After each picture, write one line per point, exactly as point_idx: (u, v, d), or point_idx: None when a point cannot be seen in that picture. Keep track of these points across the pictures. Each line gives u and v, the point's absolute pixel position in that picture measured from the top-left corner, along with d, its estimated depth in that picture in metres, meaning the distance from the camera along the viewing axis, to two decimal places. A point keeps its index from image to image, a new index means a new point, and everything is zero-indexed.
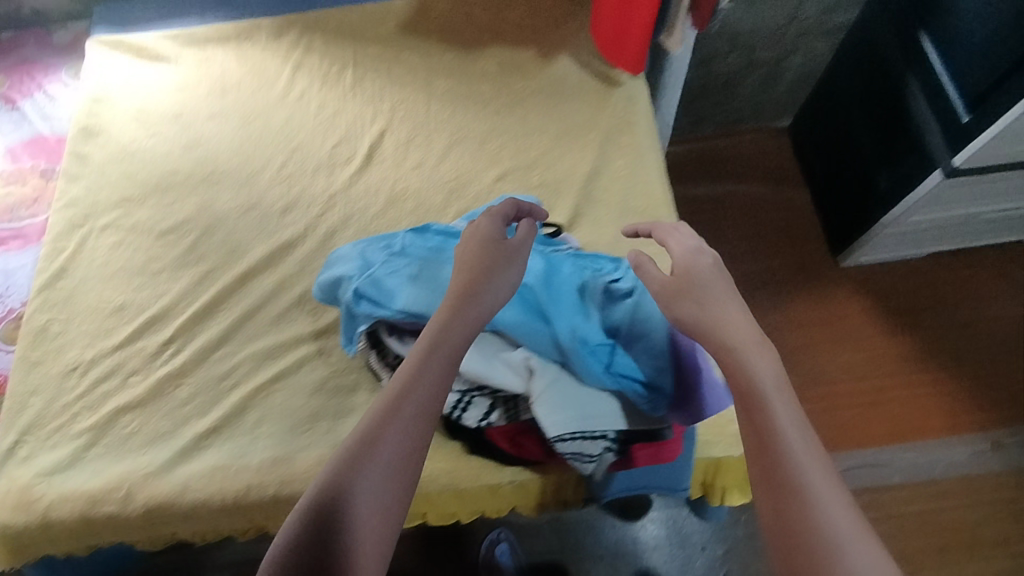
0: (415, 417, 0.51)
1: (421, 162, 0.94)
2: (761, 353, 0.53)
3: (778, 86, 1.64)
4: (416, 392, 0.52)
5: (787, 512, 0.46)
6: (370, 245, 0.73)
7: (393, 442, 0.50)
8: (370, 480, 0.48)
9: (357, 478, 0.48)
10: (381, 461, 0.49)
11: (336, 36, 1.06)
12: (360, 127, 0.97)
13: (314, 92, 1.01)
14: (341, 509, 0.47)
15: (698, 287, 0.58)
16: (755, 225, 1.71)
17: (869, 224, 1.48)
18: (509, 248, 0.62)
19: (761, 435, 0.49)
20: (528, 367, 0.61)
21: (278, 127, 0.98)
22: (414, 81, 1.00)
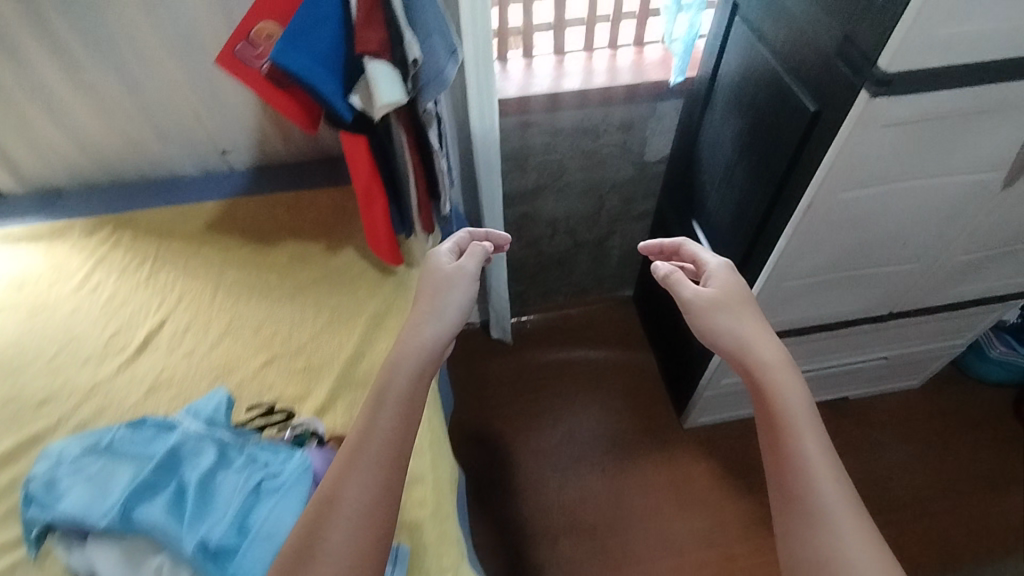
0: (377, 459, 0.61)
1: (193, 349, 0.98)
2: (786, 378, 0.66)
3: (609, 261, 1.81)
4: (374, 437, 0.62)
5: (797, 526, 0.58)
6: (79, 440, 0.79)
7: (359, 483, 0.59)
8: (350, 510, 0.57)
9: (339, 499, 0.58)
10: (349, 490, 0.58)
11: (144, 234, 1.15)
12: (142, 318, 1.02)
13: (109, 284, 1.07)
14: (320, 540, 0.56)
15: (712, 315, 0.73)
16: (603, 387, 1.78)
17: (693, 387, 1.56)
18: (451, 274, 0.77)
19: (783, 458, 0.61)
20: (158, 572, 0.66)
21: (63, 318, 1.02)
22: (207, 273, 1.08)
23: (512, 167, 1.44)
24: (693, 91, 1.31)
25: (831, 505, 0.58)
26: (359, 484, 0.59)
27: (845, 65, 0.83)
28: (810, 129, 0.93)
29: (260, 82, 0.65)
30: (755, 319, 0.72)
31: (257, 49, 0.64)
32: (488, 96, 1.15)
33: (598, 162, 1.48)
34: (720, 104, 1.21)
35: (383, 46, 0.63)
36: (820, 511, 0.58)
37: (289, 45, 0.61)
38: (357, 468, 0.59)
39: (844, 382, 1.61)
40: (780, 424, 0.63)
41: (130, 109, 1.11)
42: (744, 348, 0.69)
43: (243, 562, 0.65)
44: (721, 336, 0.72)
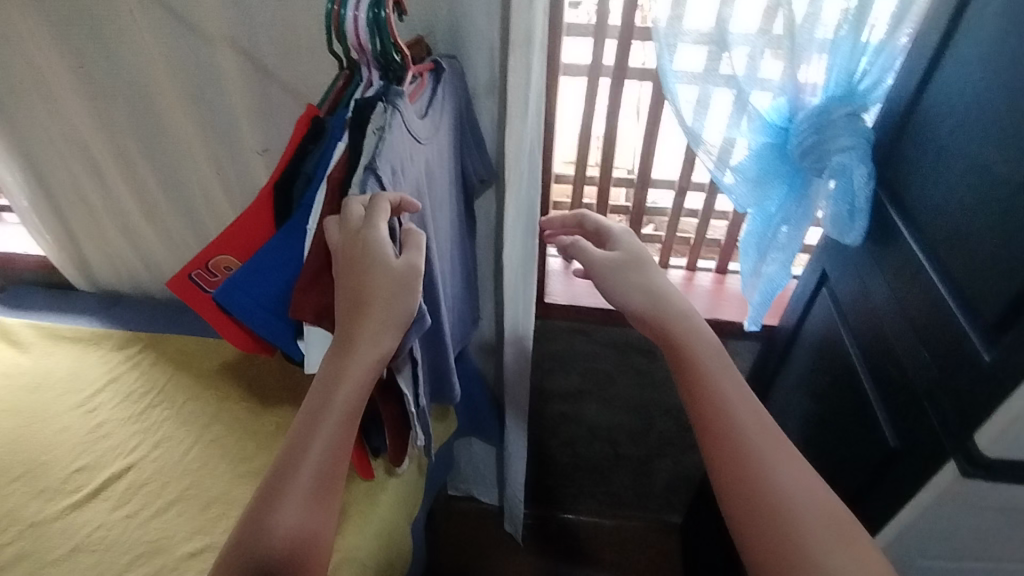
0: (321, 473, 0.51)
1: (137, 511, 0.92)
2: (697, 331, 0.62)
3: (656, 483, 1.56)
4: (313, 452, 0.51)
5: (739, 487, 0.54)
6: None
7: (295, 502, 0.49)
8: (286, 539, 0.48)
9: (267, 525, 0.48)
10: (290, 501, 0.49)
11: (163, 361, 1.15)
12: (112, 457, 0.99)
13: (106, 408, 1.07)
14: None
15: (628, 269, 0.67)
16: None
17: None
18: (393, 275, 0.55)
19: (725, 430, 0.56)
20: None
21: (48, 436, 1.03)
22: (195, 422, 1.05)
23: (554, 367, 1.31)
24: (770, 341, 1.13)
25: (777, 463, 0.54)
26: (299, 494, 0.49)
27: (935, 413, 0.63)
28: (886, 467, 0.72)
29: (210, 307, 0.60)
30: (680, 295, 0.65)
31: (214, 278, 0.60)
32: (526, 306, 1.06)
33: (652, 383, 1.31)
34: (795, 371, 1.02)
35: (321, 313, 0.57)
36: (771, 480, 0.53)
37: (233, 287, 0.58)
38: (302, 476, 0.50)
39: None
40: (704, 380, 0.59)
41: (190, 242, 1.17)
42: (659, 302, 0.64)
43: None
44: (629, 294, 0.65)
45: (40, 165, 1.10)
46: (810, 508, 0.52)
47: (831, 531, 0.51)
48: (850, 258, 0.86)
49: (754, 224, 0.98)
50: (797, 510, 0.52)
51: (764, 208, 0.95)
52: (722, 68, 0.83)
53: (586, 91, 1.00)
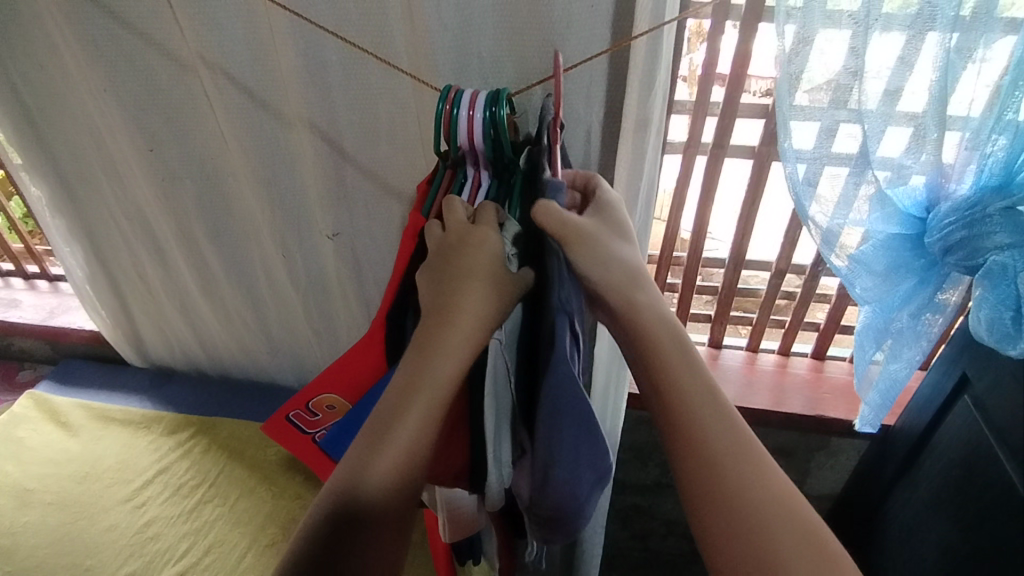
0: (425, 415, 0.52)
1: None
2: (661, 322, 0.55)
3: None
4: (418, 397, 0.51)
5: (717, 521, 0.49)
6: None
7: (401, 444, 0.51)
8: (387, 479, 0.51)
9: (374, 468, 0.50)
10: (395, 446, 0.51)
11: (217, 448, 1.08)
12: (161, 564, 0.92)
13: (156, 503, 1.00)
14: (364, 520, 0.51)
15: (604, 245, 0.56)
16: None
17: None
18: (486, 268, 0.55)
19: (703, 454, 0.50)
20: None
21: (95, 535, 0.96)
22: (248, 523, 0.97)
23: (630, 456, 1.20)
24: (886, 442, 1.00)
25: (746, 469, 0.50)
26: (405, 439, 0.51)
27: None
28: None
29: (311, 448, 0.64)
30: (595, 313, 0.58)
31: (314, 417, 0.64)
32: (611, 402, 0.96)
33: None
34: (922, 485, 0.89)
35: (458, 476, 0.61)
36: (760, 506, 0.48)
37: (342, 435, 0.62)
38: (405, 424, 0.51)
39: None
40: (674, 391, 0.52)
41: (249, 321, 1.11)
42: (634, 286, 0.56)
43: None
44: (600, 271, 0.55)
45: (102, 243, 1.06)
46: (789, 534, 0.47)
47: (806, 555, 0.47)
48: (1005, 367, 0.74)
49: (870, 314, 0.86)
50: (775, 534, 0.47)
51: (886, 298, 0.84)
52: (836, 146, 0.74)
53: (681, 169, 0.93)
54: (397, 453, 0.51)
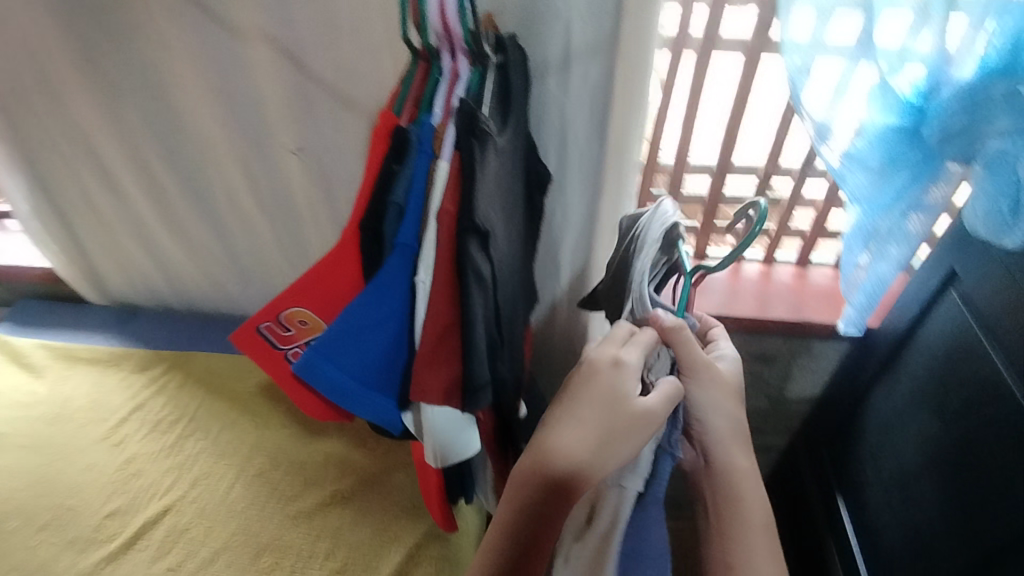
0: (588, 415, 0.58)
1: (180, 563, 0.82)
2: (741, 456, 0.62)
3: None
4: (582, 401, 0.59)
5: None
6: None
7: (568, 440, 0.57)
8: (565, 458, 0.57)
9: (550, 452, 0.57)
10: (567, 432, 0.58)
11: (193, 382, 1.04)
12: (147, 499, 0.89)
13: (135, 440, 0.97)
14: (537, 518, 0.57)
15: (719, 399, 0.63)
16: None
17: None
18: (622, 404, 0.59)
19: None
20: None
21: (75, 473, 0.92)
22: (234, 454, 0.95)
23: None
24: (867, 343, 1.01)
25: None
26: (574, 428, 0.58)
27: None
28: None
29: (280, 361, 0.63)
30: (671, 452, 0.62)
31: (287, 332, 0.62)
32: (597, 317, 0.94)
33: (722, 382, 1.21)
34: (904, 380, 0.91)
35: (448, 392, 0.54)
36: None
37: (321, 358, 0.55)
38: (574, 420, 0.58)
39: None
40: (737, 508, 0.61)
41: (215, 252, 1.05)
42: (735, 442, 0.62)
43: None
44: (714, 418, 0.62)
45: (42, 171, 0.96)
46: None
47: None
48: (994, 256, 0.74)
49: (860, 215, 0.84)
50: None
51: (877, 196, 0.81)
52: (834, 28, 0.70)
53: (667, 69, 0.87)
54: (572, 436, 0.57)
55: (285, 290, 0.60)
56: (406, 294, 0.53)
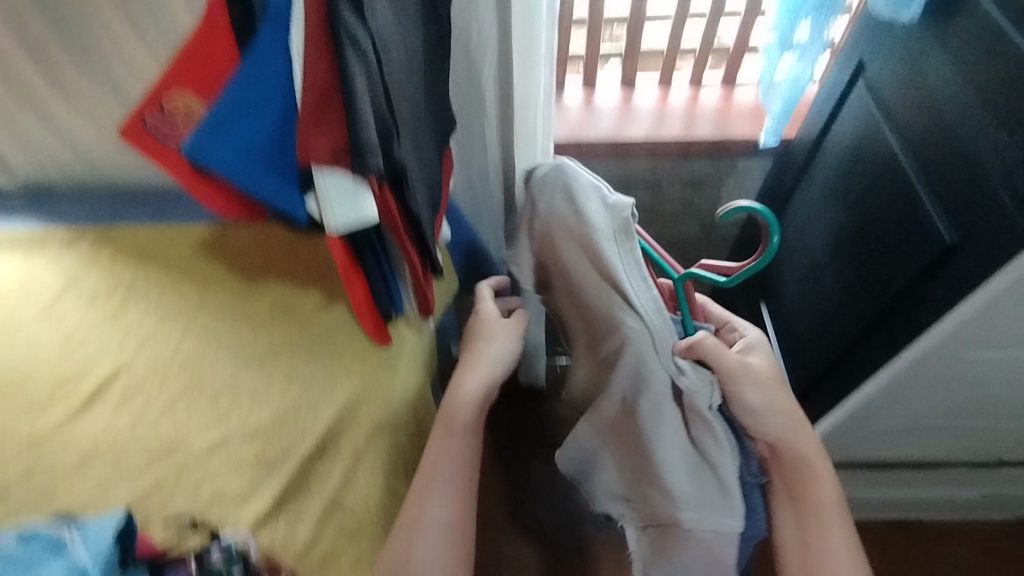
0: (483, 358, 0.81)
1: (141, 413, 0.86)
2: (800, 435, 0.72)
3: None
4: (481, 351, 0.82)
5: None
6: None
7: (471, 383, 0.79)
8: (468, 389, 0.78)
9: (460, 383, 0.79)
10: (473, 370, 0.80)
11: (123, 254, 1.02)
12: (97, 362, 0.91)
13: (74, 312, 0.96)
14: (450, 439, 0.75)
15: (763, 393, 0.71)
16: None
17: None
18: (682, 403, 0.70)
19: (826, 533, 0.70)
20: None
21: (18, 347, 0.92)
22: (178, 315, 0.96)
23: None
24: (787, 155, 1.06)
25: None
26: (474, 369, 0.80)
27: (1004, 197, 0.58)
28: (938, 265, 0.68)
29: (170, 151, 0.68)
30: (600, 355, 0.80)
31: (175, 122, 0.67)
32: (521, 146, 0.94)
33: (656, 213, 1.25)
34: (818, 181, 0.96)
35: (337, 153, 0.56)
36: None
37: (210, 140, 0.58)
38: (471, 362, 0.81)
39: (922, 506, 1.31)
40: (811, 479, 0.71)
41: (119, 115, 0.98)
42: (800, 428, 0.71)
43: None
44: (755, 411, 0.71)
45: None
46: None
47: None
48: (895, 39, 0.75)
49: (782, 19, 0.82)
50: None
51: None
52: None
53: None
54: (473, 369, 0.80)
55: (169, 70, 0.64)
56: (285, 66, 0.57)
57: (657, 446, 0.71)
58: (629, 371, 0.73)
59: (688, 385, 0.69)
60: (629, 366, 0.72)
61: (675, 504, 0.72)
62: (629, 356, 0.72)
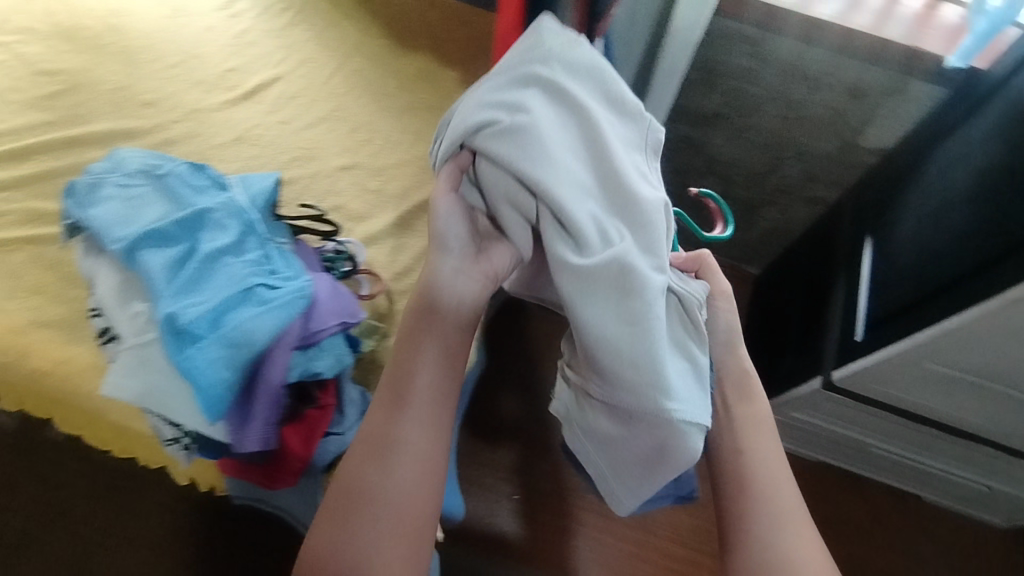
0: (427, 392, 0.56)
1: (289, 120, 0.95)
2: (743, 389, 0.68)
3: (753, 229, 1.58)
4: (421, 370, 0.56)
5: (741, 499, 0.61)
6: (144, 168, 0.72)
7: (426, 368, 0.57)
8: (424, 343, 0.57)
9: (400, 440, 0.53)
10: (419, 395, 0.55)
11: None
12: (260, 66, 0.99)
13: (249, 16, 1.04)
14: (378, 434, 0.54)
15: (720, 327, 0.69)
16: None
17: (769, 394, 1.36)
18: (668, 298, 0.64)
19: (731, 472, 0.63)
20: (144, 321, 0.62)
21: (196, 30, 1.01)
22: (337, 49, 1.02)
23: (700, 81, 1.22)
24: (970, 87, 1.01)
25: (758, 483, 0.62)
26: (412, 385, 0.56)
27: None
28: None
29: None
30: (484, 275, 0.60)
31: None
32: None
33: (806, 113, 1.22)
34: (992, 118, 0.92)
35: None
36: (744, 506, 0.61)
37: None
38: (420, 372, 0.56)
39: (921, 480, 1.31)
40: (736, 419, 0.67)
41: None
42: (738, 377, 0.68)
43: (204, 373, 0.59)
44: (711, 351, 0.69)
45: None
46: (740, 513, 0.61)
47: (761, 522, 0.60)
48: None
49: None
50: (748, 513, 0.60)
51: None
52: None
53: None
54: (430, 364, 0.57)
55: None
56: None
57: (651, 333, 0.53)
58: (590, 227, 0.55)
59: (690, 311, 0.59)
60: (569, 190, 0.55)
61: (664, 389, 0.53)
62: (586, 199, 0.56)
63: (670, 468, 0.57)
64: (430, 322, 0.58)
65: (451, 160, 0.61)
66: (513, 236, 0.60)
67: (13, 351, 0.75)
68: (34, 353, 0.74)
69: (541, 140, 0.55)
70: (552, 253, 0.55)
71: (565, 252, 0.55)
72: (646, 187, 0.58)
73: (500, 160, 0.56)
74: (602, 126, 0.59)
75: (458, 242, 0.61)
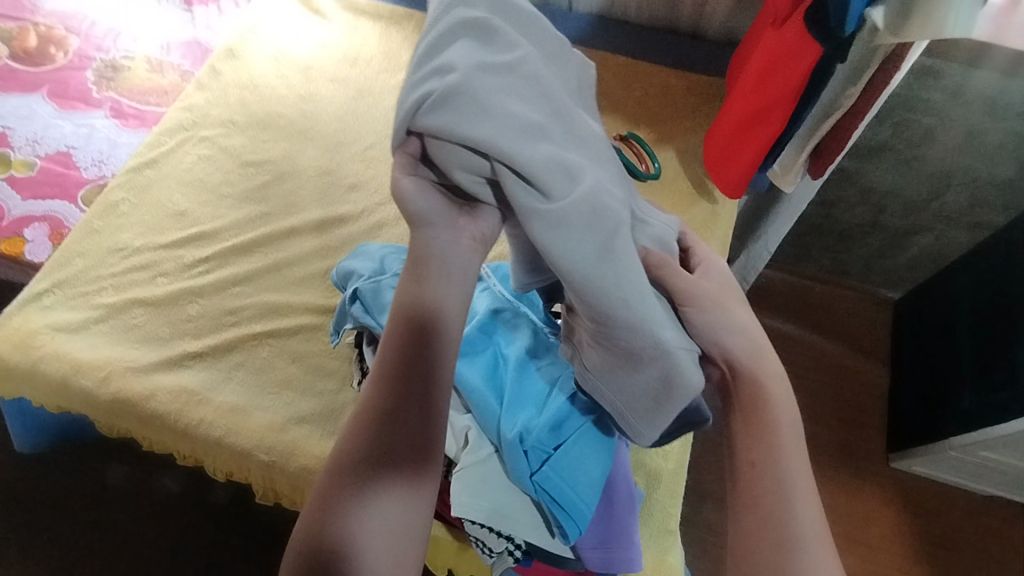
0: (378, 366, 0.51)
1: None
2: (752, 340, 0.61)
3: (898, 256, 1.53)
4: (397, 345, 0.50)
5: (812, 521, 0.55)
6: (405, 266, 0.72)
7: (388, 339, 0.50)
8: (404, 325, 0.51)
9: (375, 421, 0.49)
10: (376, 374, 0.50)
11: None
12: None
13: None
14: (393, 432, 0.48)
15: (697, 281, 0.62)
16: (829, 387, 1.56)
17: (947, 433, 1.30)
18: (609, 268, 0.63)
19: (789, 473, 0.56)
20: (467, 436, 0.62)
21: (384, 110, 1.04)
22: None
23: None
24: None
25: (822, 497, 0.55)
26: (409, 367, 0.50)
27: None
28: None
29: None
30: (476, 242, 0.56)
31: None
32: None
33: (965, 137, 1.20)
34: None
35: None
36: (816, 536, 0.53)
37: None
38: (404, 352, 0.50)
39: None
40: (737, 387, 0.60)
41: None
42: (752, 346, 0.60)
43: (564, 487, 0.58)
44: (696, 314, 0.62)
45: None
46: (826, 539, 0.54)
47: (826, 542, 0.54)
48: None
49: None
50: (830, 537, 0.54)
51: None
52: None
53: None
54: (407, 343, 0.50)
55: None
56: None
57: (626, 270, 0.52)
58: (547, 167, 0.51)
59: (666, 243, 0.62)
60: (513, 130, 0.51)
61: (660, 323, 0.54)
62: (538, 139, 0.52)
63: (678, 402, 0.55)
64: (420, 292, 0.52)
65: (400, 150, 0.55)
66: (488, 199, 0.55)
67: (277, 450, 0.76)
68: (299, 451, 0.76)
69: (478, 94, 0.51)
70: (517, 204, 0.52)
71: (530, 200, 0.52)
72: (577, 112, 0.57)
73: (451, 132, 0.50)
74: (538, 61, 0.56)
75: (457, 220, 0.55)
